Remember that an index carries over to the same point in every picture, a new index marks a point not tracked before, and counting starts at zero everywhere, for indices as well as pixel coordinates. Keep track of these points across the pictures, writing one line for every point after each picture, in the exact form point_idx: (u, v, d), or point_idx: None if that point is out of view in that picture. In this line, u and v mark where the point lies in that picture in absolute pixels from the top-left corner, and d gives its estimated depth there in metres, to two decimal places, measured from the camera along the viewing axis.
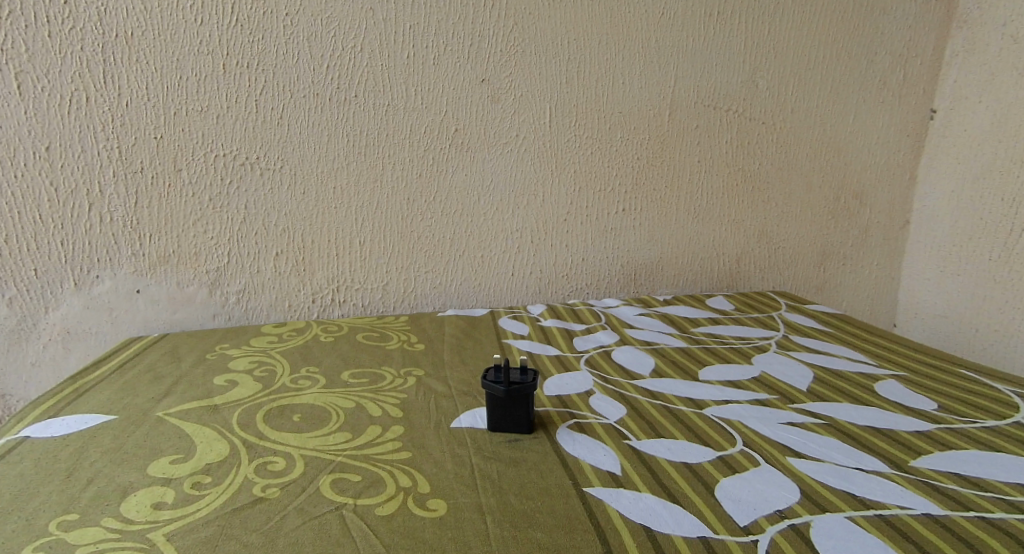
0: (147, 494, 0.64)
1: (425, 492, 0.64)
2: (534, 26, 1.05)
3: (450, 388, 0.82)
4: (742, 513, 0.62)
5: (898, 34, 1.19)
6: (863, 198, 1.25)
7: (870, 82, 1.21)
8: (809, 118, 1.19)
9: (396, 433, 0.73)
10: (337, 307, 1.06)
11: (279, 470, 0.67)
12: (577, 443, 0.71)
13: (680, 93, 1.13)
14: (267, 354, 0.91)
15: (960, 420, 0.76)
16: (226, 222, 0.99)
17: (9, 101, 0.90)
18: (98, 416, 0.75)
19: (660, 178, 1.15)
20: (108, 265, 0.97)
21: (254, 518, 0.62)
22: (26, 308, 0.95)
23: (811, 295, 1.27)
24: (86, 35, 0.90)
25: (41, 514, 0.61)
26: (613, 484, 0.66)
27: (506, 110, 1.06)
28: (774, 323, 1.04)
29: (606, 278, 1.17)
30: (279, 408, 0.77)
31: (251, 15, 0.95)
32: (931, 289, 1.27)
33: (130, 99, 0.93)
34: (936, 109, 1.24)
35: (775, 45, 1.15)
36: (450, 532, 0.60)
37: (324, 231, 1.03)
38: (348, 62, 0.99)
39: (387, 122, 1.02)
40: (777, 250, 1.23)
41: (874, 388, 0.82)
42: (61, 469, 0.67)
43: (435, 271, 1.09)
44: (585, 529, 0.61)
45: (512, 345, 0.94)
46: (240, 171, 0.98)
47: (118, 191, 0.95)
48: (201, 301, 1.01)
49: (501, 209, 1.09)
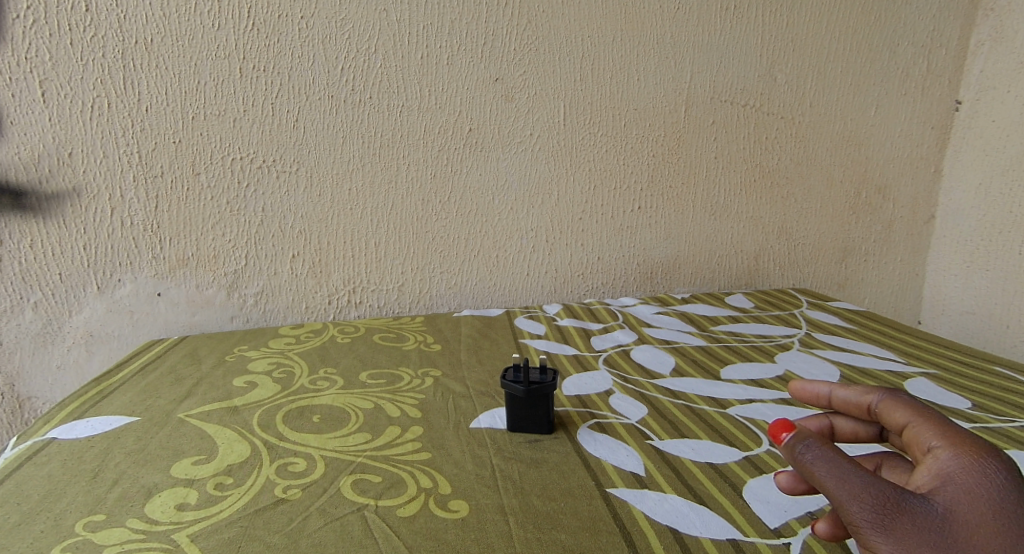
0: (169, 496, 0.64)
1: (446, 493, 0.64)
2: (548, 23, 1.04)
3: (468, 388, 0.81)
4: (772, 515, 0.61)
5: (920, 25, 1.18)
6: (885, 193, 1.23)
7: (892, 73, 1.19)
8: (829, 112, 1.18)
9: (416, 434, 0.72)
10: (353, 308, 1.07)
11: (300, 470, 0.67)
12: (598, 444, 0.70)
13: (696, 88, 1.12)
14: (286, 356, 0.91)
15: (997, 419, 0.75)
16: (244, 225, 1.00)
17: (33, 108, 0.90)
18: (121, 418, 0.75)
19: (676, 175, 1.14)
20: (129, 268, 0.97)
21: (277, 519, 0.61)
22: (51, 312, 0.96)
23: (832, 292, 1.26)
24: (106, 42, 0.91)
25: (68, 515, 0.62)
26: (637, 485, 0.65)
27: (520, 109, 1.06)
28: (797, 320, 1.03)
29: (622, 276, 1.16)
30: (299, 409, 0.77)
31: (267, 19, 0.95)
32: (958, 284, 1.25)
33: (150, 104, 0.93)
34: (961, 100, 1.22)
35: (793, 38, 1.14)
36: (473, 533, 0.60)
37: (340, 233, 1.03)
38: (362, 64, 0.99)
39: (402, 123, 1.02)
40: (798, 246, 1.22)
41: (905, 387, 0.81)
42: (87, 470, 0.67)
43: (450, 272, 1.09)
44: (610, 532, 0.60)
45: (530, 345, 0.93)
46: (257, 174, 0.98)
47: (139, 196, 0.95)
48: (220, 304, 1.01)
49: (516, 209, 1.09)
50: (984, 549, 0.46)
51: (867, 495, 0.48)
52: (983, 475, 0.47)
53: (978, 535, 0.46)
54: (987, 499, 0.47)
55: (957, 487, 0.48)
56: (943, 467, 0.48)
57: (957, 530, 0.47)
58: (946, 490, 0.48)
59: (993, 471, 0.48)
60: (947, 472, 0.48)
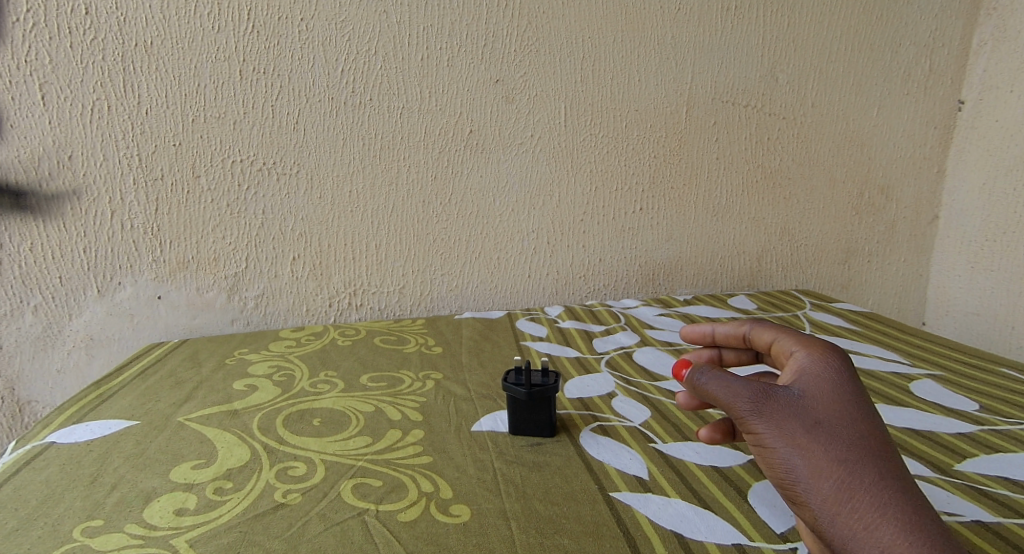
0: (168, 501, 0.63)
1: (447, 497, 0.63)
2: (549, 24, 1.03)
3: (470, 391, 0.81)
4: (778, 519, 0.61)
5: (922, 25, 1.17)
6: (888, 193, 1.23)
7: (894, 74, 1.18)
8: (831, 112, 1.17)
9: (417, 437, 0.72)
10: (354, 310, 1.06)
11: (300, 475, 0.67)
12: (601, 447, 0.70)
13: (697, 89, 1.11)
14: (286, 359, 0.90)
15: (1003, 421, 0.74)
16: (244, 228, 0.99)
17: (33, 112, 0.90)
18: (121, 422, 0.75)
19: (678, 176, 1.13)
20: (129, 271, 0.97)
21: (276, 524, 0.61)
22: (50, 315, 0.95)
23: (835, 293, 1.25)
24: (107, 45, 0.90)
25: (66, 521, 0.61)
26: (641, 489, 0.64)
27: (521, 110, 1.05)
28: (800, 322, 1.02)
29: (624, 278, 1.15)
30: (299, 412, 0.77)
31: (267, 21, 0.94)
32: (961, 285, 1.24)
33: (150, 106, 0.93)
34: (963, 100, 1.21)
35: (794, 38, 1.13)
36: (474, 538, 0.59)
37: (340, 235, 1.03)
38: (363, 65, 0.99)
39: (403, 124, 1.01)
40: (801, 247, 1.21)
41: (911, 388, 0.81)
42: (86, 475, 0.66)
43: (451, 274, 1.08)
44: (613, 536, 0.60)
45: (531, 347, 0.93)
46: (258, 176, 0.98)
47: (139, 199, 0.95)
48: (220, 306, 1.01)
49: (517, 211, 1.08)
50: (832, 418, 0.51)
51: (743, 390, 0.53)
52: (833, 362, 0.54)
53: (830, 405, 0.52)
54: (837, 383, 0.53)
55: (810, 376, 0.53)
56: (799, 363, 0.55)
57: (812, 402, 0.52)
58: (803, 379, 0.53)
59: (841, 358, 0.54)
60: (803, 360, 0.55)
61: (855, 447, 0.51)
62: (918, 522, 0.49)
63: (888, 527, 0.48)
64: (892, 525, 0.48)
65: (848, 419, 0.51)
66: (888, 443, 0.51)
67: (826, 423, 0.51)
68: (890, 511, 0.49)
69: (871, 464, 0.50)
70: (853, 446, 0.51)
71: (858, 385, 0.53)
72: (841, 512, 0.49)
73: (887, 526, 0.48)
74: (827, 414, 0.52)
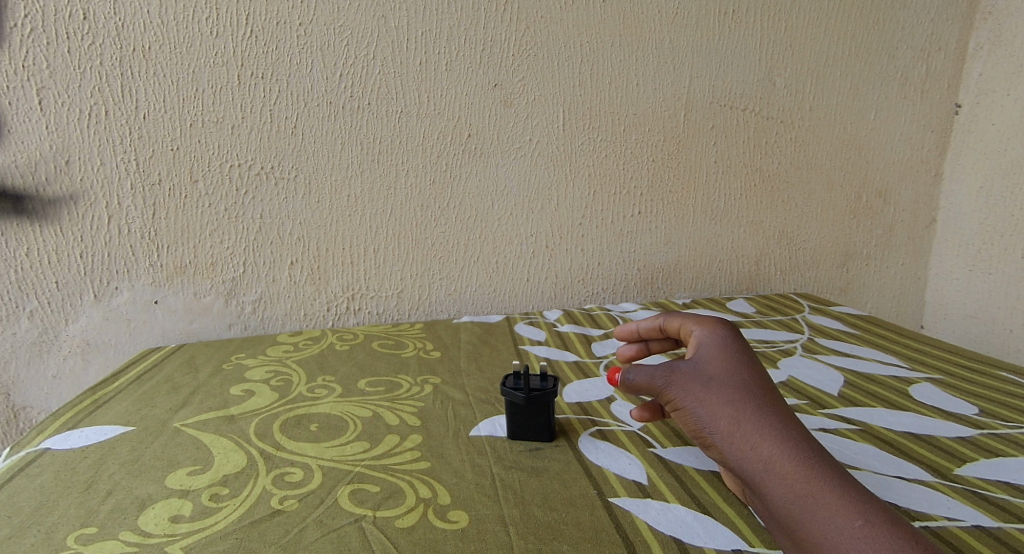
0: (164, 508, 0.63)
1: (445, 503, 0.63)
2: (547, 29, 1.03)
3: (468, 395, 0.80)
4: None
5: (919, 29, 1.17)
6: (886, 197, 1.23)
7: (892, 77, 1.18)
8: (830, 116, 1.17)
9: (415, 442, 0.71)
10: (352, 315, 1.06)
11: (297, 481, 0.66)
12: (600, 452, 0.69)
13: (695, 93, 1.11)
14: (284, 364, 0.90)
15: (1002, 424, 0.74)
16: (242, 232, 0.99)
17: (30, 117, 0.89)
18: (116, 428, 0.74)
19: (677, 179, 1.13)
20: (126, 276, 0.96)
21: (273, 531, 0.60)
22: (47, 320, 0.95)
23: (834, 296, 1.25)
24: (104, 50, 0.90)
25: (60, 528, 0.61)
26: (640, 494, 0.64)
27: (519, 114, 1.05)
28: (799, 325, 1.02)
29: (623, 282, 1.15)
30: (296, 417, 0.76)
31: (265, 26, 0.94)
32: (959, 288, 1.24)
33: (148, 111, 0.93)
34: (961, 104, 1.21)
35: (792, 42, 1.13)
36: (472, 544, 0.59)
37: (338, 240, 1.02)
38: (361, 70, 0.98)
39: (401, 128, 1.01)
40: (799, 250, 1.21)
41: (909, 392, 0.80)
42: (81, 482, 0.66)
43: (450, 278, 1.08)
44: (612, 542, 0.59)
45: (530, 352, 0.93)
46: (255, 181, 0.98)
47: (136, 204, 0.94)
48: (218, 311, 1.00)
49: (515, 215, 1.08)
50: (722, 372, 0.61)
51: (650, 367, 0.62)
52: (722, 332, 0.64)
53: (717, 363, 0.61)
54: (724, 347, 0.63)
55: (706, 347, 0.63)
56: (697, 340, 0.64)
57: (705, 364, 0.62)
58: (700, 350, 0.63)
59: (730, 330, 0.64)
60: (699, 334, 0.64)
61: (736, 390, 0.60)
62: (791, 440, 0.57)
63: (768, 447, 0.57)
64: (770, 445, 0.57)
65: (734, 371, 0.61)
66: (768, 387, 0.60)
67: (714, 377, 0.61)
68: (768, 434, 0.57)
69: (753, 401, 0.59)
70: (736, 389, 0.60)
71: (743, 348, 0.63)
72: (733, 439, 0.58)
73: (767, 446, 0.57)
74: (715, 370, 0.61)
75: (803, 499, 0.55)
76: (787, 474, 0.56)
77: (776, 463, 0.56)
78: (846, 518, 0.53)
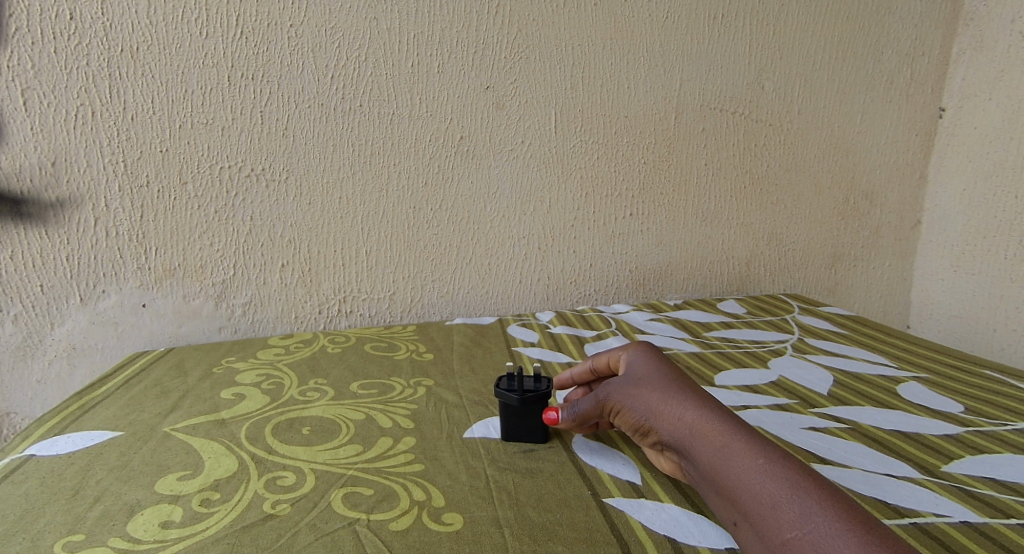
0: (153, 513, 0.62)
1: (439, 506, 0.63)
2: (538, 32, 1.03)
3: (461, 397, 0.80)
4: None
5: (904, 33, 1.18)
6: (873, 199, 1.23)
7: (879, 81, 1.19)
8: (819, 118, 1.18)
9: (408, 445, 0.71)
10: (343, 317, 1.05)
11: (289, 485, 0.65)
12: (594, 453, 0.69)
13: (685, 96, 1.11)
14: (275, 367, 0.89)
15: (988, 422, 0.74)
16: (232, 235, 0.98)
17: (15, 118, 0.88)
18: (104, 432, 0.74)
19: (668, 182, 1.13)
20: (114, 279, 0.95)
21: (264, 535, 0.60)
22: (31, 325, 0.94)
23: (822, 297, 1.25)
24: (91, 50, 0.89)
25: (46, 536, 0.60)
26: (634, 494, 0.64)
27: (511, 117, 1.05)
28: (789, 326, 1.02)
29: (615, 284, 1.15)
30: (288, 421, 0.76)
31: (255, 27, 0.94)
32: (945, 289, 1.25)
33: (136, 112, 0.92)
34: (945, 108, 1.22)
35: (781, 46, 1.13)
36: (467, 547, 0.59)
37: (329, 242, 1.02)
38: (352, 71, 0.98)
39: (392, 131, 1.01)
40: (789, 251, 1.21)
41: (896, 390, 0.81)
42: (67, 488, 0.65)
43: (442, 280, 1.07)
44: (607, 543, 0.59)
45: (522, 353, 0.92)
46: (246, 183, 0.97)
47: (124, 206, 0.94)
48: (207, 314, 1.00)
49: (507, 217, 1.08)
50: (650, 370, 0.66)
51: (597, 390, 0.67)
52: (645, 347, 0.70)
53: (644, 366, 0.67)
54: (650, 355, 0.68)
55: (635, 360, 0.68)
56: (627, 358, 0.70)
57: (634, 370, 0.67)
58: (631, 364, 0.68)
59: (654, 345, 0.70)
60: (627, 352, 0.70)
61: (661, 377, 0.64)
62: (711, 406, 0.60)
63: (691, 413, 0.60)
64: (691, 413, 0.60)
65: (660, 368, 0.66)
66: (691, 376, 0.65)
67: (642, 374, 0.66)
68: (689, 405, 0.61)
69: (678, 385, 0.63)
70: (661, 377, 0.65)
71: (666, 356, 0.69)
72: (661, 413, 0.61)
73: (690, 413, 0.60)
74: (642, 369, 0.66)
75: (723, 451, 0.57)
76: (707, 432, 0.58)
77: (698, 424, 0.59)
78: (756, 462, 0.56)
